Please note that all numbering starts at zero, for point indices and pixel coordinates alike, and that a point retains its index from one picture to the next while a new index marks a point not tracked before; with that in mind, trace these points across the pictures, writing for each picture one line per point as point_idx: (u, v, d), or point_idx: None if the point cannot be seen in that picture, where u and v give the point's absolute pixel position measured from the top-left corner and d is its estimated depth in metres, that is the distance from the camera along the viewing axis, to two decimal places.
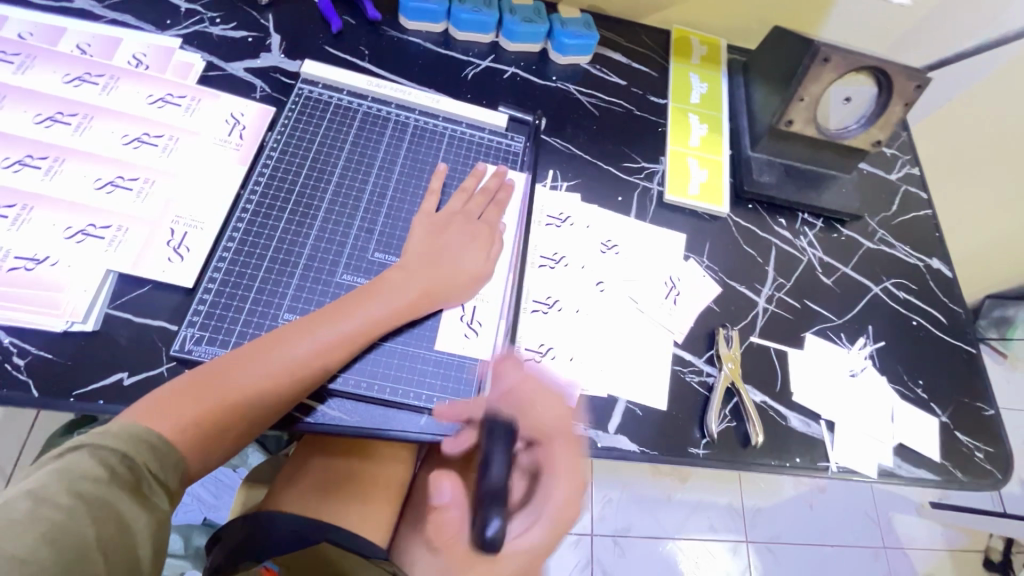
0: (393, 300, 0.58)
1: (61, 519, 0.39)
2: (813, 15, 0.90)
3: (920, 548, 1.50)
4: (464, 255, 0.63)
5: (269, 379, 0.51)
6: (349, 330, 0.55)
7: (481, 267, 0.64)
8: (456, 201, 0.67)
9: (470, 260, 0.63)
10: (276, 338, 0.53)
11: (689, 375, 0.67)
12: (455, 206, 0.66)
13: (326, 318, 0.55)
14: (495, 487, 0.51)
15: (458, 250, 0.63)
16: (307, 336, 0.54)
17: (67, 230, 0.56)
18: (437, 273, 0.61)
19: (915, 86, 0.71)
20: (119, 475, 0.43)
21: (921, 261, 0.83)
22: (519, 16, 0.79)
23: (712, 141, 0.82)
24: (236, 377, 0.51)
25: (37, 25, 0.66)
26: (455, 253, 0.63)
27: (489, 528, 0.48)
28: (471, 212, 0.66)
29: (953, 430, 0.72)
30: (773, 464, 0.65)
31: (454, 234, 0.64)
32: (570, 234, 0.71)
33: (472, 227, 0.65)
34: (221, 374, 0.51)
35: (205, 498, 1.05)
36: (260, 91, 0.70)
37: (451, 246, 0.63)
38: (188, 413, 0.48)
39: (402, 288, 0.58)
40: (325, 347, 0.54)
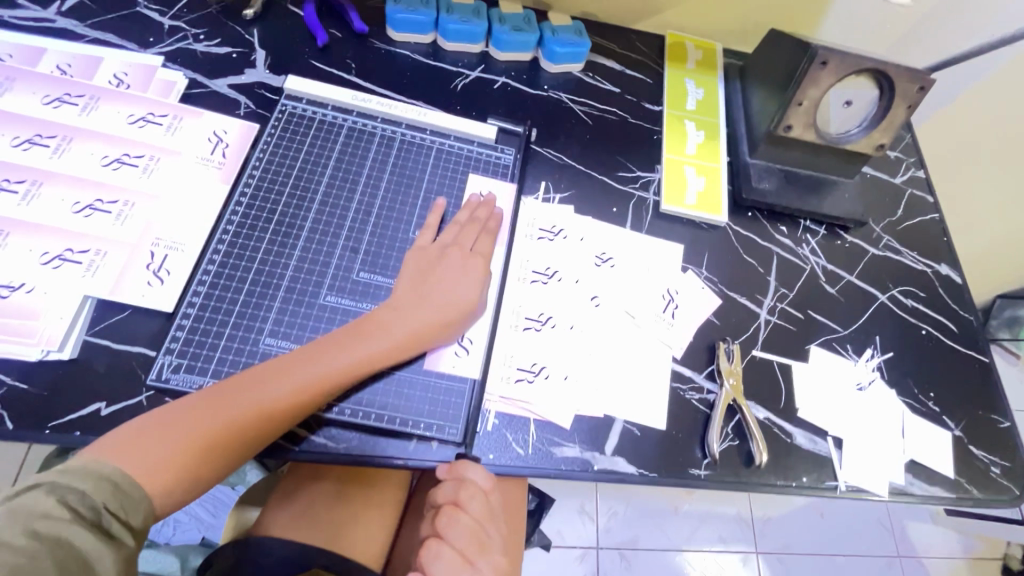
0: (379, 341, 0.55)
1: (22, 564, 0.37)
2: (812, 15, 0.87)
3: (936, 557, 1.46)
4: (458, 290, 0.60)
5: (246, 420, 0.50)
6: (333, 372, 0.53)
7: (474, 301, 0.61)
8: (450, 230, 0.64)
9: (464, 295, 0.60)
10: (255, 378, 0.51)
11: (689, 392, 0.64)
12: (448, 235, 0.63)
13: (309, 361, 0.53)
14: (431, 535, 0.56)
15: (450, 284, 0.60)
16: (287, 378, 0.51)
17: (45, 256, 0.55)
18: (426, 310, 0.58)
19: (917, 88, 0.68)
20: (80, 514, 0.41)
21: (929, 267, 0.80)
22: (508, 25, 0.78)
23: (710, 148, 0.80)
24: (207, 420, 0.49)
25: (17, 46, 0.65)
26: (444, 288, 0.59)
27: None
28: (464, 243, 0.63)
29: (968, 444, 0.69)
30: (779, 484, 0.62)
31: (446, 268, 0.61)
32: (557, 246, 0.69)
33: (467, 260, 0.62)
34: (197, 414, 0.49)
35: (202, 516, 1.04)
36: (245, 108, 0.68)
37: (441, 279, 0.60)
38: (157, 458, 0.46)
39: (389, 328, 0.56)
40: (304, 389, 0.51)
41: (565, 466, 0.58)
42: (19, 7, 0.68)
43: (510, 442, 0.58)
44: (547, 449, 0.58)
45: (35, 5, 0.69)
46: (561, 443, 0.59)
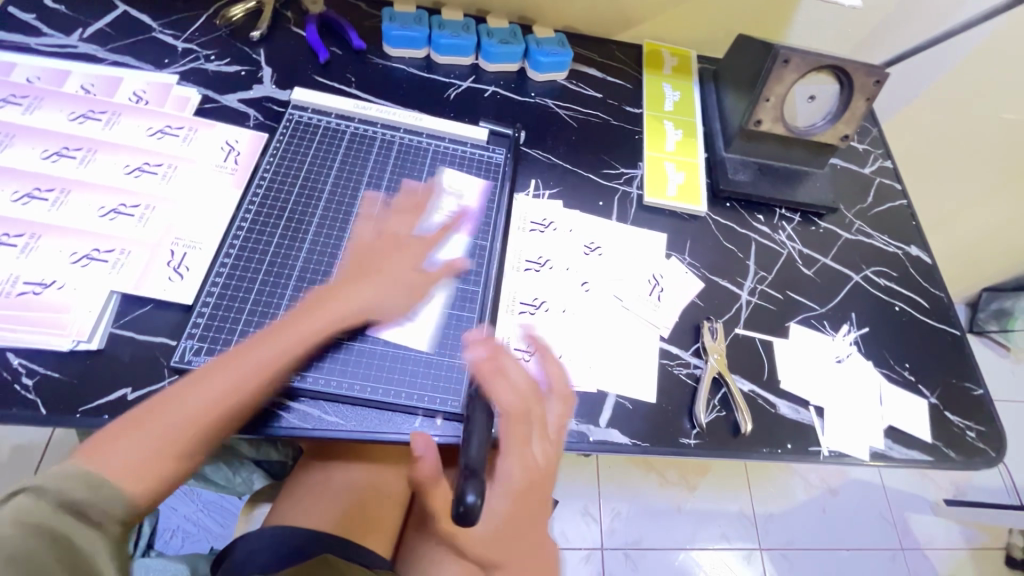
0: (324, 317, 0.58)
1: (19, 558, 0.38)
2: (777, 22, 0.94)
3: (939, 548, 1.47)
4: (395, 270, 0.63)
5: (202, 411, 0.50)
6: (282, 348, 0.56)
7: (418, 288, 0.64)
8: (385, 214, 0.68)
9: (402, 275, 0.63)
10: (211, 368, 0.53)
11: (677, 367, 0.68)
12: (382, 218, 0.68)
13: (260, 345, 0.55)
14: (473, 463, 0.52)
15: (387, 268, 0.63)
16: (243, 360, 0.53)
17: (74, 256, 0.59)
18: (370, 292, 0.61)
19: (874, 82, 0.74)
20: (66, 508, 0.41)
21: (899, 249, 0.85)
22: (496, 39, 0.84)
23: (688, 145, 0.85)
24: (167, 416, 0.49)
25: (45, 69, 0.71)
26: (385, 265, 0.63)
27: (465, 502, 0.49)
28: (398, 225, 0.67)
29: (944, 411, 0.73)
30: (765, 452, 0.66)
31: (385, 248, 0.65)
32: (482, 219, 0.72)
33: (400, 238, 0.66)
34: (158, 410, 0.49)
35: (210, 527, 1.02)
36: (254, 120, 0.74)
37: (384, 261, 0.63)
38: (129, 454, 0.46)
39: (337, 304, 0.59)
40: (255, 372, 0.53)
41: (562, 438, 0.62)
42: (45, 34, 0.74)
43: None
44: None
45: (60, 33, 0.75)
46: None
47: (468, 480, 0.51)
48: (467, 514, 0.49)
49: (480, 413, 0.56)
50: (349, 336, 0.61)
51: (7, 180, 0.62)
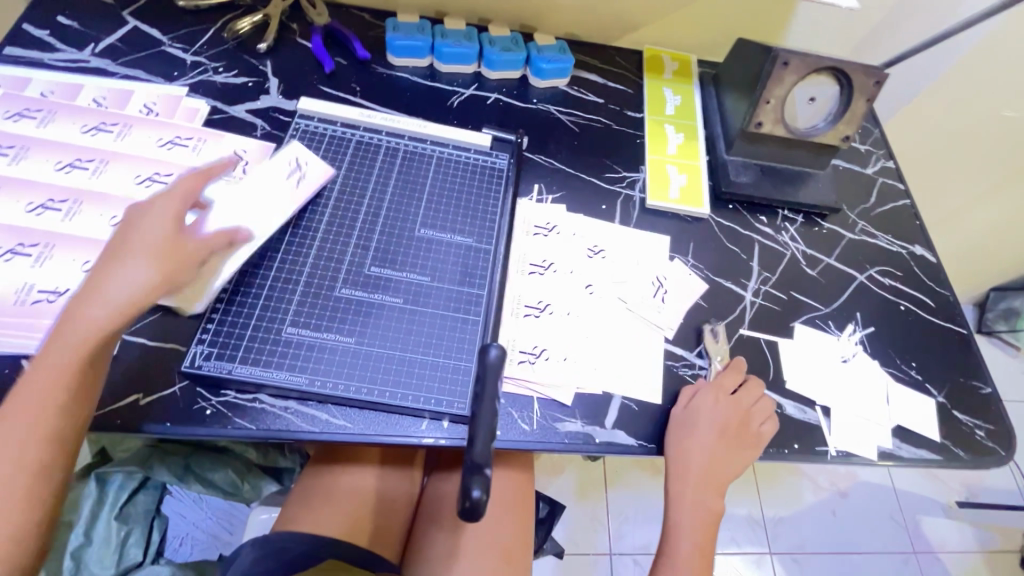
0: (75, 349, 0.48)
1: None
2: (776, 25, 0.95)
3: (952, 552, 1.45)
4: (128, 276, 0.50)
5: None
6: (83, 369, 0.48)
7: (170, 263, 0.52)
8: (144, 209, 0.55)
9: (125, 282, 0.50)
10: (18, 399, 0.46)
11: (682, 369, 0.69)
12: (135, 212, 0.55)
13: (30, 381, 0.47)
14: (478, 460, 0.46)
15: (131, 272, 0.51)
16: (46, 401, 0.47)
17: (87, 264, 0.60)
18: (100, 307, 0.49)
19: (873, 82, 0.75)
20: None
21: (903, 248, 0.85)
22: (498, 47, 0.86)
23: (689, 148, 0.86)
24: None
25: (58, 83, 0.73)
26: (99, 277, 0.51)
27: (470, 497, 0.45)
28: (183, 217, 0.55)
29: (952, 410, 0.73)
30: (772, 452, 0.66)
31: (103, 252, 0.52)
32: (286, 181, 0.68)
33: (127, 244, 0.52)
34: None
35: (218, 534, 1.02)
36: (261, 129, 0.75)
37: (100, 263, 0.51)
38: None
39: (72, 324, 0.48)
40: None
41: (568, 440, 0.62)
42: (58, 50, 0.76)
43: (516, 419, 0.62)
44: (551, 425, 0.62)
45: (72, 48, 0.77)
46: (563, 418, 0.63)
47: (473, 473, 0.46)
48: (474, 511, 0.44)
49: (492, 382, 0.50)
50: (356, 340, 0.62)
51: (22, 192, 0.63)
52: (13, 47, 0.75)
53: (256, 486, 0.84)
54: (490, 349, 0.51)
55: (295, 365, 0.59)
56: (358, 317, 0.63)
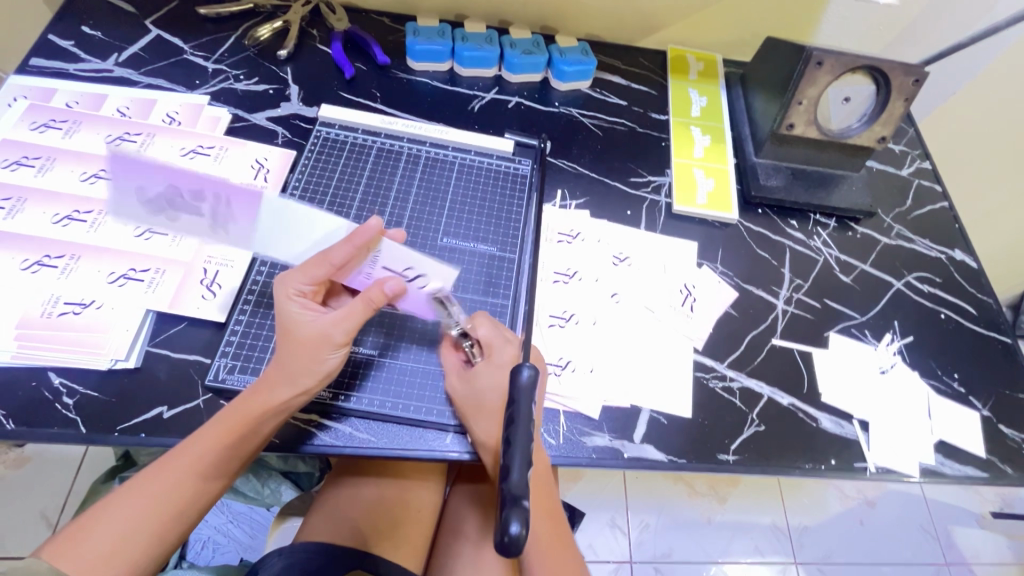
0: (262, 422, 0.53)
1: None
2: (806, 22, 0.92)
3: (985, 563, 1.40)
4: (304, 362, 0.53)
5: (148, 505, 0.48)
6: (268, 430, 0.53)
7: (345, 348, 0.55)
8: (322, 318, 0.54)
9: (309, 366, 0.53)
10: (185, 454, 0.50)
11: (713, 381, 0.66)
12: (317, 324, 0.54)
13: (197, 438, 0.51)
14: (516, 490, 0.45)
15: (300, 360, 0.53)
16: (200, 453, 0.51)
17: (112, 276, 0.60)
18: (288, 385, 0.53)
19: (913, 81, 0.72)
20: None
21: (943, 253, 0.82)
22: (519, 49, 0.84)
23: (717, 151, 0.84)
24: (126, 507, 0.48)
25: (83, 93, 0.73)
26: (296, 378, 0.53)
27: (508, 532, 0.42)
28: (338, 334, 0.54)
29: (997, 424, 0.69)
30: (808, 467, 0.63)
31: (292, 361, 0.53)
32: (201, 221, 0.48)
33: (308, 363, 0.53)
34: (144, 500, 0.48)
35: (240, 538, 1.00)
36: (282, 137, 0.75)
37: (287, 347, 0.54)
38: (99, 553, 0.46)
39: (263, 392, 0.53)
40: (193, 467, 0.50)
41: (596, 455, 0.60)
42: (82, 60, 0.76)
43: (542, 433, 0.61)
44: (578, 439, 0.61)
45: (96, 58, 0.77)
46: (590, 432, 0.61)
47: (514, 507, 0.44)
48: (513, 548, 0.42)
49: (525, 404, 0.49)
50: (380, 353, 0.61)
51: (50, 203, 0.63)
52: (39, 58, 0.75)
53: (275, 494, 0.82)
54: (522, 370, 0.50)
55: None
56: (382, 329, 0.62)
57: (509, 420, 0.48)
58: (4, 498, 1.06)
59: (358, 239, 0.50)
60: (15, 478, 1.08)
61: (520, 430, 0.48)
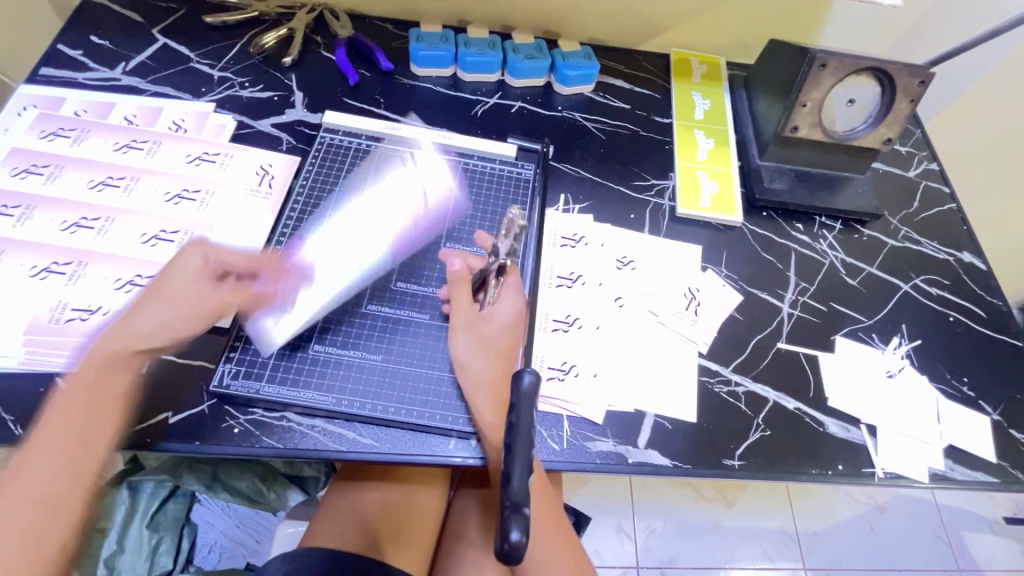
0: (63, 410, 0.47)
1: None
2: (810, 24, 0.92)
3: (999, 570, 1.37)
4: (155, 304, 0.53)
5: (17, 517, 0.41)
6: (124, 375, 0.50)
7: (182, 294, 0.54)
8: (184, 274, 0.55)
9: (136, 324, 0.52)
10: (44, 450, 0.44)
11: (718, 385, 0.66)
12: (177, 277, 0.54)
13: (41, 435, 0.45)
14: (517, 498, 0.44)
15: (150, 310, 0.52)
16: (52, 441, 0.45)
17: (119, 282, 0.61)
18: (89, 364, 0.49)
19: (918, 82, 0.71)
20: None
21: (950, 255, 0.81)
22: (522, 54, 0.84)
23: (721, 154, 0.83)
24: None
25: (91, 102, 0.74)
26: (137, 319, 0.52)
27: (508, 539, 0.42)
28: (182, 286, 0.54)
29: (1008, 428, 0.68)
30: (815, 473, 0.63)
31: (146, 309, 0.52)
32: None
33: (166, 305, 0.53)
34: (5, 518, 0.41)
35: (244, 542, 1.01)
36: (286, 143, 0.76)
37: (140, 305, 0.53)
38: None
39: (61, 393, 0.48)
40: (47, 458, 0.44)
41: (600, 460, 0.60)
42: (90, 69, 0.77)
43: (545, 438, 0.60)
44: (581, 444, 0.60)
45: (104, 67, 0.78)
46: (594, 437, 0.61)
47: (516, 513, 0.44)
48: (513, 555, 0.42)
49: (527, 411, 0.48)
50: (383, 358, 0.61)
51: (58, 210, 0.64)
52: (49, 67, 0.76)
53: (280, 498, 0.83)
54: (524, 376, 0.49)
55: (324, 385, 0.59)
56: (385, 334, 0.63)
57: (510, 427, 0.48)
58: None
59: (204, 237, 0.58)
60: None
61: (521, 437, 0.47)
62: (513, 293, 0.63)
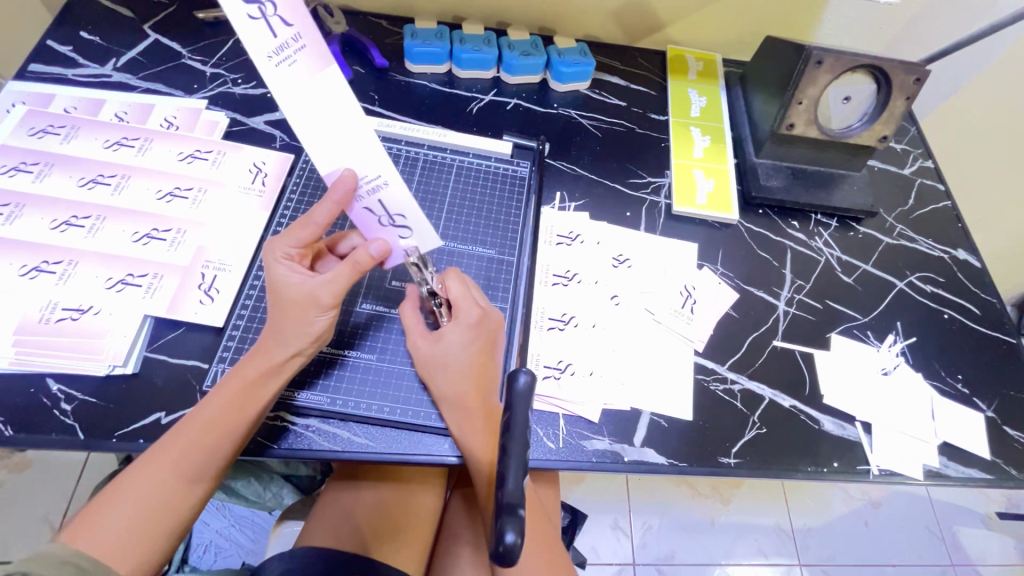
0: (236, 403, 0.51)
1: None
2: (806, 21, 0.91)
3: (991, 565, 1.38)
4: (290, 327, 0.53)
5: (159, 487, 0.48)
6: (271, 396, 0.53)
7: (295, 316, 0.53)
8: (311, 278, 0.53)
9: (274, 345, 0.53)
10: (194, 436, 0.50)
11: (713, 384, 0.66)
12: (306, 285, 0.53)
13: (198, 420, 0.51)
14: (512, 499, 0.44)
15: (286, 334, 0.53)
16: (202, 432, 0.50)
17: (110, 281, 0.60)
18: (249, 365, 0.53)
19: (914, 80, 0.71)
20: None
21: (945, 253, 0.81)
22: (517, 51, 0.83)
23: (717, 152, 0.83)
24: (134, 495, 0.47)
25: (81, 99, 0.73)
26: (288, 337, 0.53)
27: (502, 541, 0.42)
28: (324, 296, 0.53)
29: (1001, 425, 0.69)
30: (810, 470, 0.63)
31: (282, 323, 0.53)
32: (378, 220, 0.53)
33: (298, 324, 0.53)
34: (154, 485, 0.48)
35: (240, 542, 1.00)
36: (280, 141, 0.75)
37: (274, 327, 0.54)
38: (113, 537, 0.46)
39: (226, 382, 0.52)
40: (200, 451, 0.50)
41: (596, 459, 0.60)
42: (80, 65, 0.76)
43: (541, 437, 0.60)
44: (577, 443, 0.60)
45: (94, 63, 0.77)
46: (590, 436, 0.61)
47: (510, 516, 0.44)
48: (508, 557, 0.42)
49: (522, 411, 0.48)
50: (378, 358, 0.61)
51: (48, 209, 0.63)
52: (38, 63, 0.75)
53: (276, 497, 0.82)
54: (518, 376, 0.48)
55: (320, 384, 0.59)
56: (380, 334, 0.63)
57: (505, 426, 0.47)
58: (7, 500, 1.07)
59: (336, 196, 0.48)
60: (17, 482, 1.08)
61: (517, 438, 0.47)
62: (455, 281, 0.60)
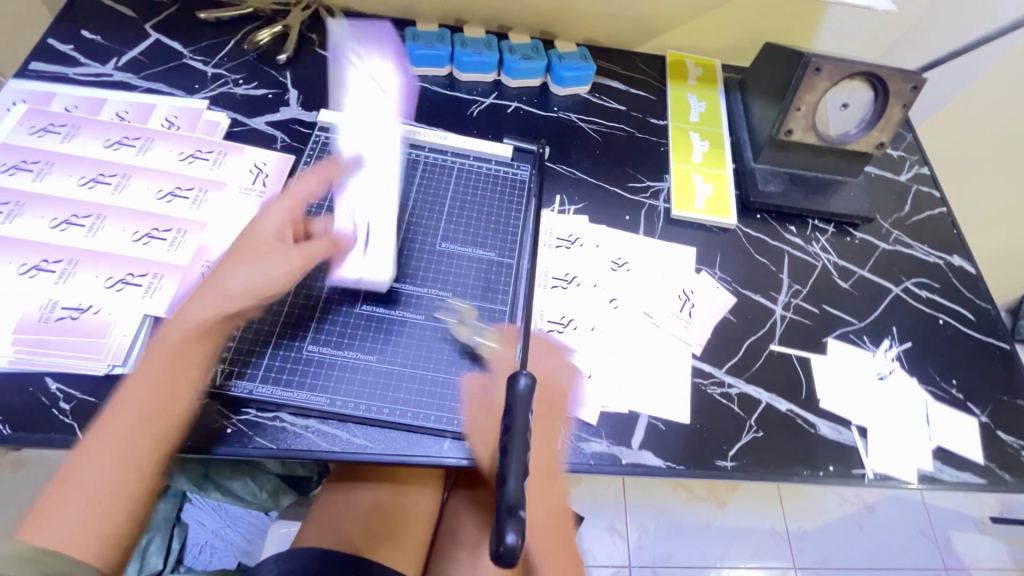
0: (151, 384, 0.52)
1: None
2: (805, 28, 0.92)
3: (985, 569, 1.39)
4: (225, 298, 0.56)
5: (99, 476, 0.48)
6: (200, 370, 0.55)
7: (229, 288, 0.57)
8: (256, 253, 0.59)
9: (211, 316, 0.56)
10: (101, 427, 0.50)
11: (711, 387, 0.66)
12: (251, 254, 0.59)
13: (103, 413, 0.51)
14: (512, 500, 0.44)
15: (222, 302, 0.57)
16: (110, 420, 0.50)
17: (110, 281, 0.60)
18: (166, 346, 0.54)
19: (910, 87, 0.72)
20: None
21: (940, 259, 0.82)
22: (518, 54, 0.84)
23: (716, 157, 0.84)
24: (70, 490, 0.48)
25: (81, 98, 0.73)
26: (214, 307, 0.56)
27: (503, 542, 0.42)
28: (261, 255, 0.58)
29: (995, 430, 0.69)
30: (805, 474, 0.63)
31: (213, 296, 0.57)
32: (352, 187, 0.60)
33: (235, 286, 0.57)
34: (90, 477, 0.48)
35: (237, 542, 1.00)
36: (281, 142, 0.75)
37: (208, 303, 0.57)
38: (71, 527, 0.47)
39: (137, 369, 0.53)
40: (127, 433, 0.50)
41: (594, 461, 0.60)
42: (81, 64, 0.76)
43: (539, 439, 0.60)
44: (575, 445, 0.60)
45: (95, 62, 0.77)
46: (588, 439, 0.61)
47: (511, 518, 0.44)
48: (508, 558, 0.42)
49: (522, 412, 0.48)
50: (378, 359, 0.61)
51: (48, 207, 0.63)
52: (40, 62, 0.75)
53: (273, 498, 0.83)
54: (519, 379, 0.49)
55: (320, 385, 0.59)
56: (380, 335, 0.62)
57: (505, 428, 0.48)
58: (1, 500, 1.06)
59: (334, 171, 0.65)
60: (13, 480, 1.08)
61: (517, 440, 0.47)
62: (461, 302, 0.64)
